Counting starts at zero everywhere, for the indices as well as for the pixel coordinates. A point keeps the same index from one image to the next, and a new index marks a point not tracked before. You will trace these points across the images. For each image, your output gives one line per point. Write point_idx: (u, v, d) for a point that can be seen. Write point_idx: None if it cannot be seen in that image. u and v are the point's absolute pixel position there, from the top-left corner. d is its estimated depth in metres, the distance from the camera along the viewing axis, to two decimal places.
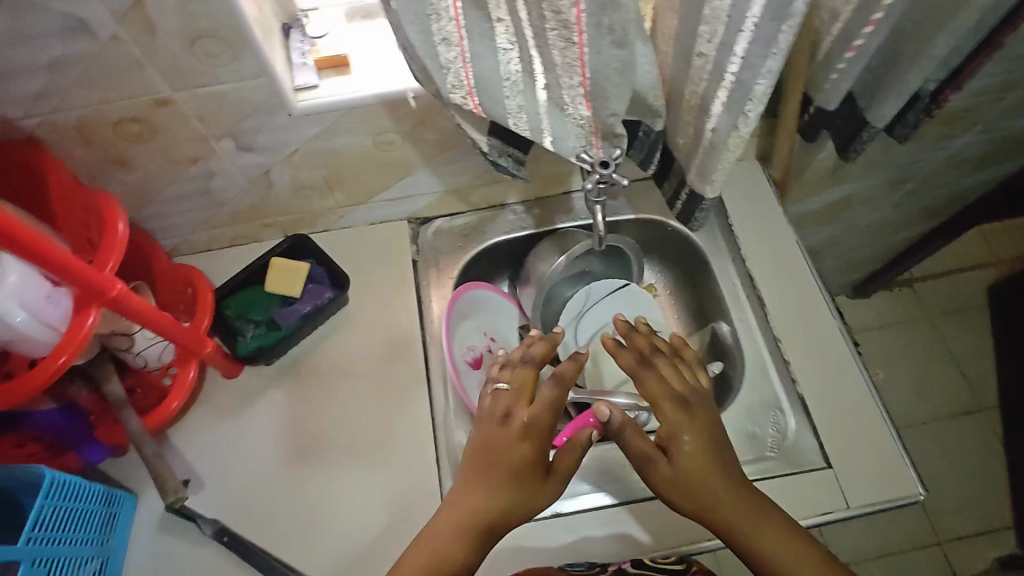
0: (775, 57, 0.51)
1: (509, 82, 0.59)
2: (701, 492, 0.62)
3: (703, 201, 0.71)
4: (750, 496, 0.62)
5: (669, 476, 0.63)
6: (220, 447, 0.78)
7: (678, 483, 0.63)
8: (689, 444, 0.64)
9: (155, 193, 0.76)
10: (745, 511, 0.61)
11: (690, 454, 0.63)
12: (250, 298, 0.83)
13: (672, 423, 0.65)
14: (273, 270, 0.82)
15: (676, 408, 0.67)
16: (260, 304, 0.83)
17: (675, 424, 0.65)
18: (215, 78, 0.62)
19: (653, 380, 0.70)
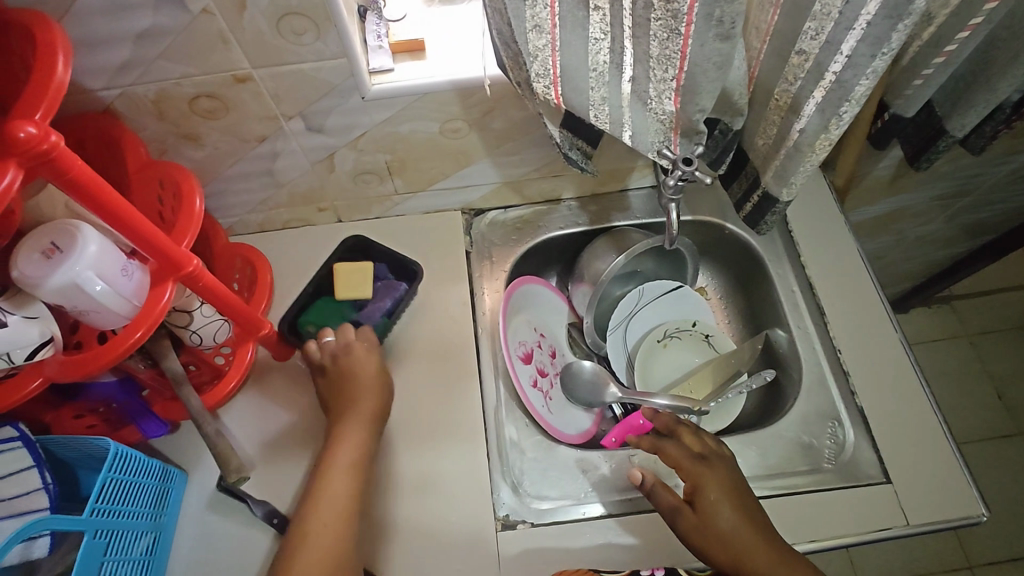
0: (883, 58, 0.49)
1: (595, 73, 0.58)
2: (737, 543, 0.62)
3: (777, 203, 0.69)
4: (777, 541, 0.63)
5: (699, 526, 0.65)
6: (270, 429, 0.78)
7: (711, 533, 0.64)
8: (715, 494, 0.66)
9: (220, 170, 0.76)
10: (777, 558, 0.61)
11: (719, 501, 0.66)
12: (326, 311, 0.79)
13: (700, 475, 0.68)
14: (337, 277, 0.78)
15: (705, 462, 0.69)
16: (335, 314, 0.79)
17: (704, 478, 0.68)
18: (296, 56, 0.61)
19: (680, 437, 0.73)
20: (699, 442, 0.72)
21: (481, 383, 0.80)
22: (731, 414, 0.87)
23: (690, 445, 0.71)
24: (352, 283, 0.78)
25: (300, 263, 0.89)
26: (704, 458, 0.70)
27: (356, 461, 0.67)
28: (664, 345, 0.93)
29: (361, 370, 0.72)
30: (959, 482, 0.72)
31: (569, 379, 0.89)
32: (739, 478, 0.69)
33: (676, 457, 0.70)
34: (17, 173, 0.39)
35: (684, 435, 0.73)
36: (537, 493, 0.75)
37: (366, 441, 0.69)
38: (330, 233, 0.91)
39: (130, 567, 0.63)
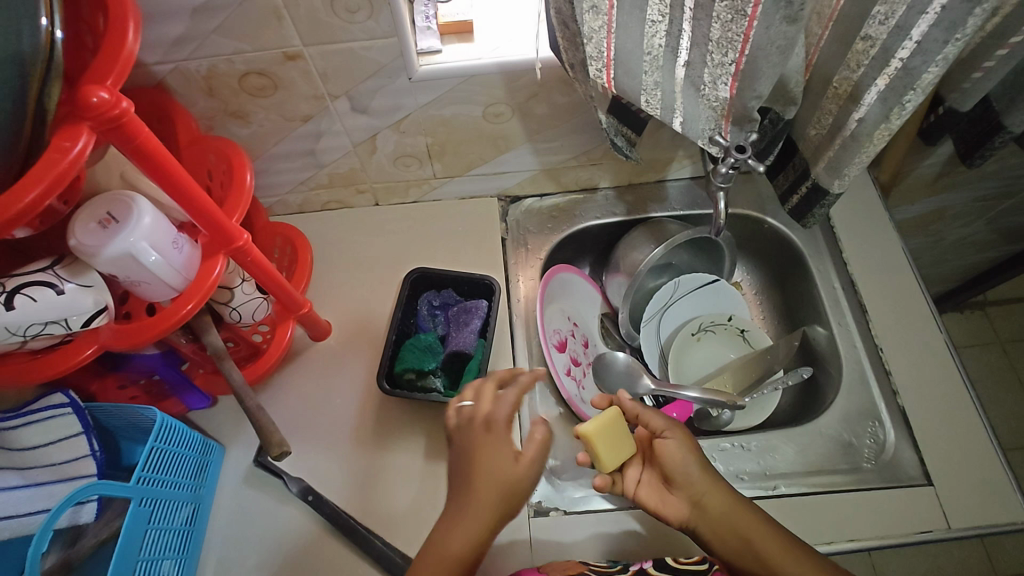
0: (956, 44, 0.48)
1: (650, 56, 0.57)
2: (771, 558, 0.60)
3: (828, 195, 0.68)
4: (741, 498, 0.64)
5: (727, 543, 0.62)
6: (305, 406, 0.79)
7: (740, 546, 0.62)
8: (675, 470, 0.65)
9: (264, 149, 0.76)
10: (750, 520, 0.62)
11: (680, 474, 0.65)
12: (414, 352, 0.77)
13: (706, 488, 0.64)
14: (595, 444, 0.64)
15: (707, 470, 0.66)
16: (426, 354, 0.77)
17: (708, 491, 0.64)
18: (349, 35, 0.61)
19: (670, 442, 0.66)
20: (692, 445, 0.67)
21: (515, 370, 0.80)
22: (767, 410, 0.86)
23: (688, 453, 0.66)
24: (608, 458, 0.65)
25: (336, 244, 0.89)
26: (704, 467, 0.66)
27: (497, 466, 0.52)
28: (697, 339, 0.92)
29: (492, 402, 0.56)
30: (1003, 487, 0.71)
31: (602, 368, 0.88)
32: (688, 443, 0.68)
33: (672, 467, 0.65)
34: (89, 138, 0.39)
35: (672, 440, 0.66)
36: (570, 481, 0.75)
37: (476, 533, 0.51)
38: (367, 216, 0.91)
39: (171, 536, 0.65)
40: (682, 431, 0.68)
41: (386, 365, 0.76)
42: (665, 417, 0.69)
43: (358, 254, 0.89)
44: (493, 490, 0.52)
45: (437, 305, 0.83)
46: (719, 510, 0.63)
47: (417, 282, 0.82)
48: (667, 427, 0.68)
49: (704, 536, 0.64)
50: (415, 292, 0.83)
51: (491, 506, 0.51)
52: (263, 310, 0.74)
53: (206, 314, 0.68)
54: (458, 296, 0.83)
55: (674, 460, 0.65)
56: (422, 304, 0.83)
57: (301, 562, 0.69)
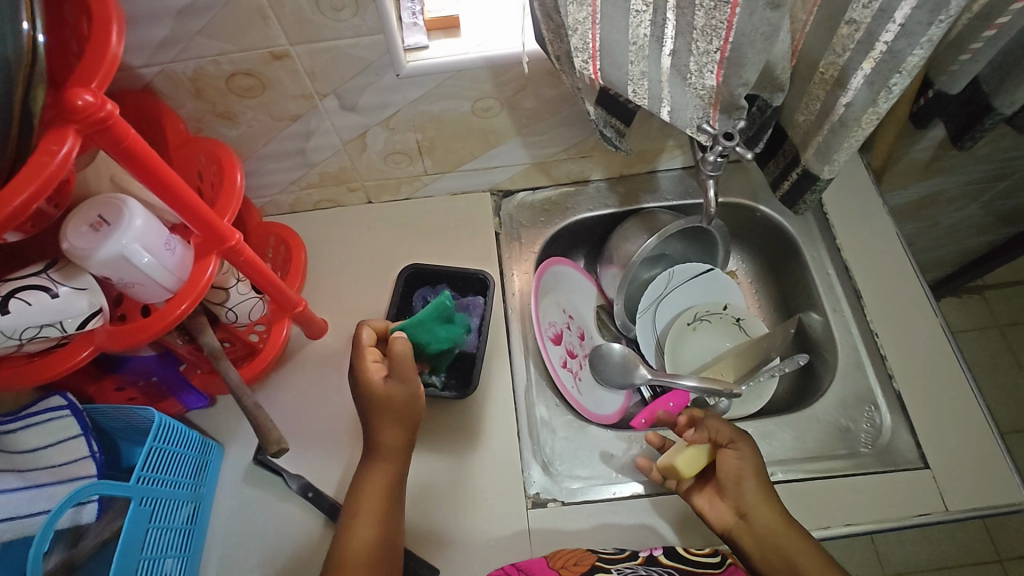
0: (940, 26, 0.48)
1: (635, 46, 0.57)
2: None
3: (818, 181, 0.68)
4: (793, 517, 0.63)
5: (769, 557, 0.62)
6: (303, 405, 0.79)
7: (781, 565, 0.61)
8: (732, 476, 0.65)
9: (255, 149, 0.77)
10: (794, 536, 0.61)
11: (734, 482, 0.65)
12: None
13: (758, 502, 0.64)
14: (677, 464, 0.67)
15: (765, 487, 0.65)
16: None
17: (761, 507, 0.63)
18: (334, 33, 0.61)
19: (732, 453, 0.66)
20: (755, 460, 0.67)
21: (511, 364, 0.80)
22: (763, 398, 0.86)
23: (748, 466, 0.66)
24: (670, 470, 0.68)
25: (330, 243, 0.90)
26: (763, 484, 0.65)
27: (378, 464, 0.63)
28: (693, 328, 0.92)
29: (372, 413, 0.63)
30: (1001, 468, 0.71)
31: (598, 360, 0.88)
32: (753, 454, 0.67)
33: (729, 476, 0.65)
34: (76, 141, 0.39)
35: (736, 451, 0.66)
36: (568, 472, 0.76)
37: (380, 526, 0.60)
38: (360, 214, 0.91)
39: (172, 536, 0.65)
40: (749, 445, 0.68)
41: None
42: (734, 428, 0.69)
43: (352, 252, 0.89)
44: (372, 506, 0.61)
45: (431, 301, 0.84)
46: (767, 527, 0.62)
47: (411, 278, 0.84)
48: (735, 438, 0.68)
49: (745, 545, 0.64)
50: (411, 288, 0.85)
51: (376, 518, 0.60)
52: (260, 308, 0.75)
53: (202, 315, 0.69)
54: (454, 291, 0.84)
55: (731, 468, 0.65)
56: (416, 299, 0.84)
57: (303, 559, 0.70)
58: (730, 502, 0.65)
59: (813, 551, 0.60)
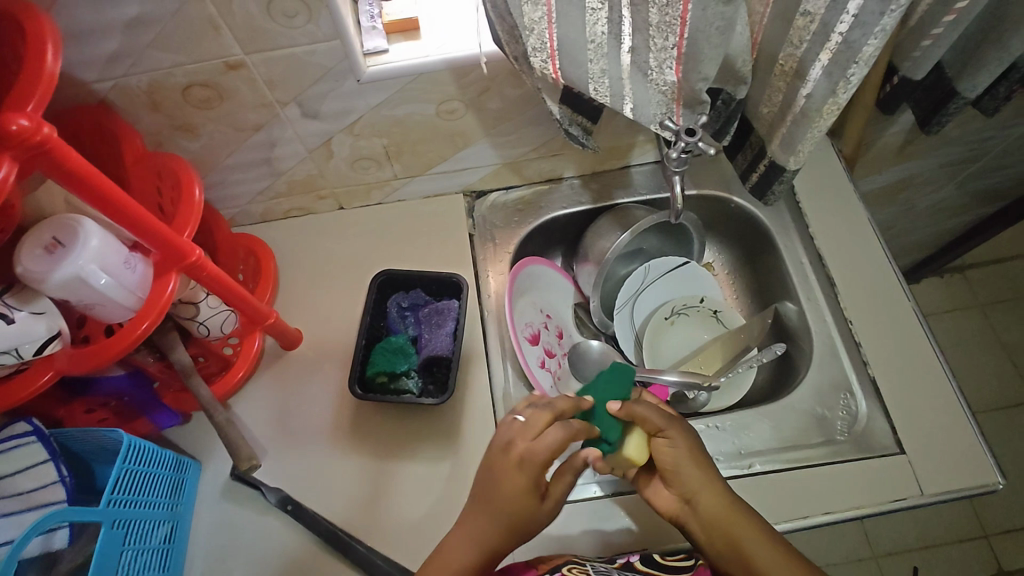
0: (893, 15, 0.47)
1: (594, 44, 0.57)
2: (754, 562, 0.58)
3: (784, 173, 0.68)
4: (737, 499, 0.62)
5: (714, 543, 0.61)
6: (279, 417, 0.78)
7: (727, 548, 0.60)
8: (669, 464, 0.64)
9: (218, 160, 0.75)
10: (736, 519, 0.61)
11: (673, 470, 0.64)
12: (385, 354, 0.76)
13: (699, 489, 0.63)
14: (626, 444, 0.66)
15: (704, 470, 0.63)
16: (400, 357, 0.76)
17: (700, 491, 0.62)
18: (289, 41, 0.60)
19: (665, 442, 0.64)
20: (690, 445, 0.64)
21: (488, 367, 0.80)
22: (742, 389, 0.87)
23: (681, 452, 0.64)
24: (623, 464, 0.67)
25: (302, 251, 0.89)
26: (701, 468, 0.63)
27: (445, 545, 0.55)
28: (671, 322, 0.92)
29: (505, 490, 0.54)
30: (975, 449, 0.72)
31: (577, 359, 0.89)
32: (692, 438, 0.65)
33: (667, 465, 0.64)
34: (12, 166, 0.39)
35: (667, 441, 0.64)
36: (547, 473, 0.76)
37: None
38: (332, 221, 0.90)
39: (149, 557, 0.64)
40: (682, 428, 0.65)
41: (358, 369, 0.75)
42: (662, 413, 0.65)
43: (325, 259, 0.88)
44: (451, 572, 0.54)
45: (406, 307, 0.81)
46: (707, 512, 0.62)
47: (385, 284, 0.80)
48: (664, 425, 0.64)
49: (693, 531, 0.63)
50: (383, 294, 0.81)
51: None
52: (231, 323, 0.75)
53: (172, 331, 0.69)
54: (429, 296, 0.82)
55: (668, 457, 0.64)
56: (391, 306, 0.80)
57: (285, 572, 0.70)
58: (674, 490, 0.65)
59: (754, 532, 0.60)
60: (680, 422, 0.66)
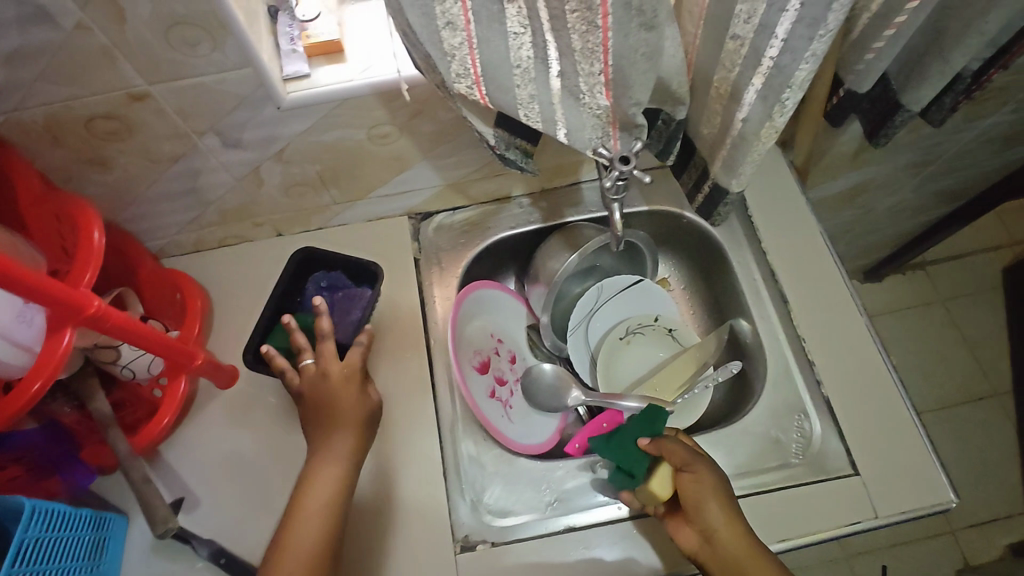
0: (822, 40, 0.45)
1: (520, 69, 0.54)
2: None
3: (728, 195, 0.66)
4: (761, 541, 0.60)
5: None
6: (212, 463, 0.74)
7: None
8: (695, 497, 0.63)
9: (136, 193, 0.71)
10: (759, 561, 0.59)
11: (696, 504, 0.63)
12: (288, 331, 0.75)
13: (720, 525, 0.61)
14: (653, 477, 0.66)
15: (730, 510, 0.62)
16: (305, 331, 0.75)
17: (722, 530, 0.61)
18: (194, 69, 0.56)
19: (690, 478, 0.64)
20: (719, 483, 0.64)
21: (435, 400, 0.77)
22: (699, 409, 0.84)
23: (709, 489, 0.63)
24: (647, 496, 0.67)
25: (237, 282, 0.84)
26: (729, 509, 0.62)
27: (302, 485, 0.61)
28: (626, 342, 0.90)
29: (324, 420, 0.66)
30: (927, 468, 0.71)
31: (530, 385, 0.86)
32: (722, 475, 0.65)
33: (691, 502, 0.63)
34: None
35: (692, 475, 0.64)
36: (499, 510, 0.73)
37: (344, 473, 0.63)
38: (270, 249, 0.86)
39: None
40: (710, 466, 0.65)
41: (258, 336, 0.74)
42: (692, 450, 0.66)
43: (262, 291, 0.83)
44: (329, 473, 0.63)
45: (324, 286, 0.79)
46: (728, 553, 0.60)
47: (304, 263, 0.79)
48: (693, 461, 0.65)
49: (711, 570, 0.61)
50: (301, 271, 0.80)
51: (335, 476, 0.63)
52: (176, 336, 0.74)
53: (92, 377, 0.66)
54: (347, 279, 0.81)
55: (693, 491, 0.63)
56: (310, 284, 0.79)
57: None
58: (695, 526, 0.63)
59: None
60: (709, 459, 0.66)
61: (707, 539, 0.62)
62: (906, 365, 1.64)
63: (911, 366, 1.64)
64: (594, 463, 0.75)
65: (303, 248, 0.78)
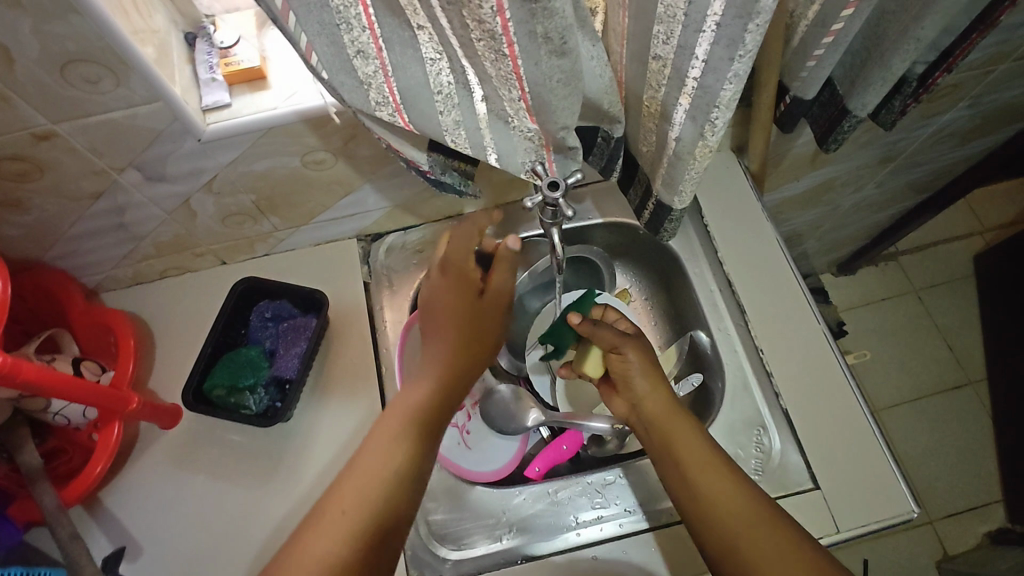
0: (743, 60, 0.43)
1: (441, 95, 0.51)
2: (695, 477, 0.62)
3: (672, 211, 0.64)
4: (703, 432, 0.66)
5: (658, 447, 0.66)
6: (157, 507, 0.71)
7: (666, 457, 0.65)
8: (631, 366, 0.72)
9: (61, 231, 0.68)
10: (697, 445, 0.64)
11: (632, 374, 0.71)
12: (227, 367, 0.72)
13: (650, 394, 0.70)
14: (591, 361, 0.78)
15: (655, 381, 0.70)
16: (248, 367, 0.72)
17: (646, 396, 0.70)
18: (101, 107, 0.53)
19: (618, 358, 0.73)
20: (647, 360, 0.72)
21: None
22: None
23: (633, 365, 0.71)
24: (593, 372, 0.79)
25: (180, 315, 0.81)
26: (656, 380, 0.70)
27: (427, 411, 0.63)
28: None
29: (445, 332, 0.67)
30: (886, 479, 0.70)
31: (487, 407, 0.83)
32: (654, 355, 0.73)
33: (620, 375, 0.73)
34: None
35: (620, 355, 0.72)
36: (454, 541, 0.70)
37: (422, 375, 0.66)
38: (214, 279, 0.83)
39: None
40: (639, 344, 0.73)
41: (197, 376, 0.71)
42: (618, 333, 0.73)
43: (206, 323, 0.80)
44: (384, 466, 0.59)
45: (270, 316, 0.76)
46: (653, 417, 0.68)
47: (247, 294, 0.77)
48: (620, 343, 0.73)
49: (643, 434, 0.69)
50: (247, 302, 0.78)
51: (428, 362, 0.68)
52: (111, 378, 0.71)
53: (22, 427, 0.63)
54: (294, 307, 0.78)
55: (624, 367, 0.72)
56: (254, 315, 0.76)
57: None
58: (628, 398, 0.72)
59: (719, 474, 0.61)
60: (640, 338, 0.74)
61: (636, 406, 0.71)
62: (883, 357, 1.64)
63: (888, 357, 1.65)
64: (551, 488, 0.73)
65: (243, 279, 0.76)
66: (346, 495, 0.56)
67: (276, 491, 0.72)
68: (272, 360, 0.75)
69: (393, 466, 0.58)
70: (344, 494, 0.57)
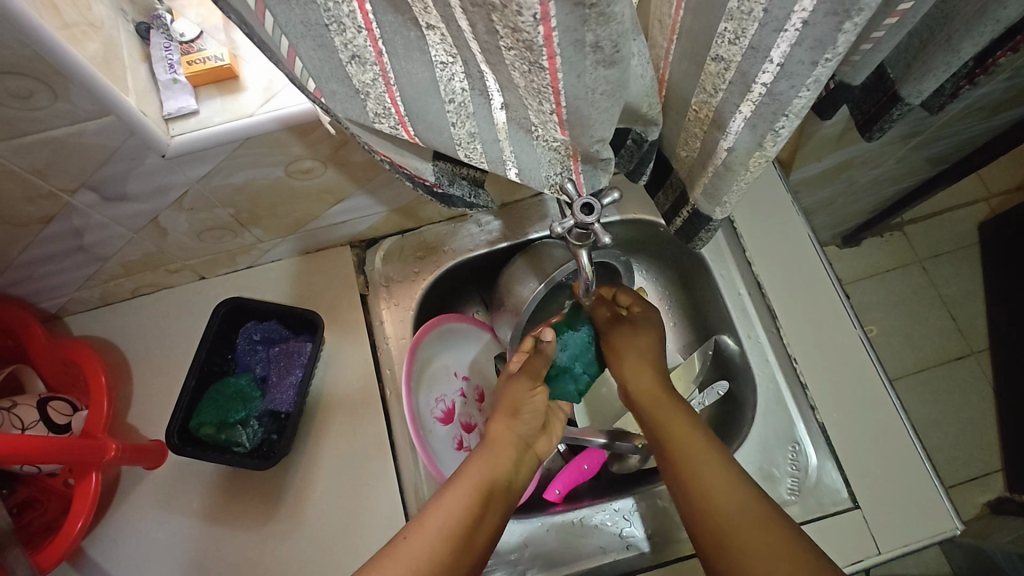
0: (827, 64, 0.36)
1: (453, 104, 0.43)
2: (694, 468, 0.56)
3: (711, 221, 0.57)
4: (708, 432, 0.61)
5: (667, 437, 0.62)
6: (145, 554, 0.65)
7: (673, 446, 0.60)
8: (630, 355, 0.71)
9: (11, 257, 0.59)
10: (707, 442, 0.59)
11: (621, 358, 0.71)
12: (214, 401, 0.65)
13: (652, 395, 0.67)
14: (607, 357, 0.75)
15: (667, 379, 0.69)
16: (237, 400, 0.65)
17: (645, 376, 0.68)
18: (40, 124, 0.44)
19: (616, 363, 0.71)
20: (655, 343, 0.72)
21: (396, 458, 0.69)
22: None
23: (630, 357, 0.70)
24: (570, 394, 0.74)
25: (158, 339, 0.73)
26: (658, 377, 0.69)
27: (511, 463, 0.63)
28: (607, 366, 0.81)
29: (528, 406, 0.67)
30: (926, 495, 0.66)
31: None
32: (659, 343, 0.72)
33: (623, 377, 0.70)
34: None
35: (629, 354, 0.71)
36: None
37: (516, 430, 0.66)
38: (192, 296, 0.75)
39: None
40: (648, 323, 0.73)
41: (180, 415, 0.64)
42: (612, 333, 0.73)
43: (186, 347, 0.72)
44: (468, 491, 0.57)
45: (259, 340, 0.69)
46: (651, 404, 0.66)
47: (230, 317, 0.69)
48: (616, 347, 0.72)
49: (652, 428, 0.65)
50: (231, 324, 0.70)
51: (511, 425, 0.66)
52: (85, 419, 0.63)
53: None
54: (285, 329, 0.71)
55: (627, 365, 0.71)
56: (240, 338, 0.69)
57: None
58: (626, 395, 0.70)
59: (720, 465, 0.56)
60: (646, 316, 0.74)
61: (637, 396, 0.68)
62: (886, 331, 1.62)
63: (891, 330, 1.62)
64: (576, 517, 0.68)
65: (225, 300, 0.68)
66: (446, 509, 0.55)
67: (276, 532, 0.66)
68: (263, 389, 0.68)
69: (488, 492, 0.58)
70: (448, 506, 0.55)
